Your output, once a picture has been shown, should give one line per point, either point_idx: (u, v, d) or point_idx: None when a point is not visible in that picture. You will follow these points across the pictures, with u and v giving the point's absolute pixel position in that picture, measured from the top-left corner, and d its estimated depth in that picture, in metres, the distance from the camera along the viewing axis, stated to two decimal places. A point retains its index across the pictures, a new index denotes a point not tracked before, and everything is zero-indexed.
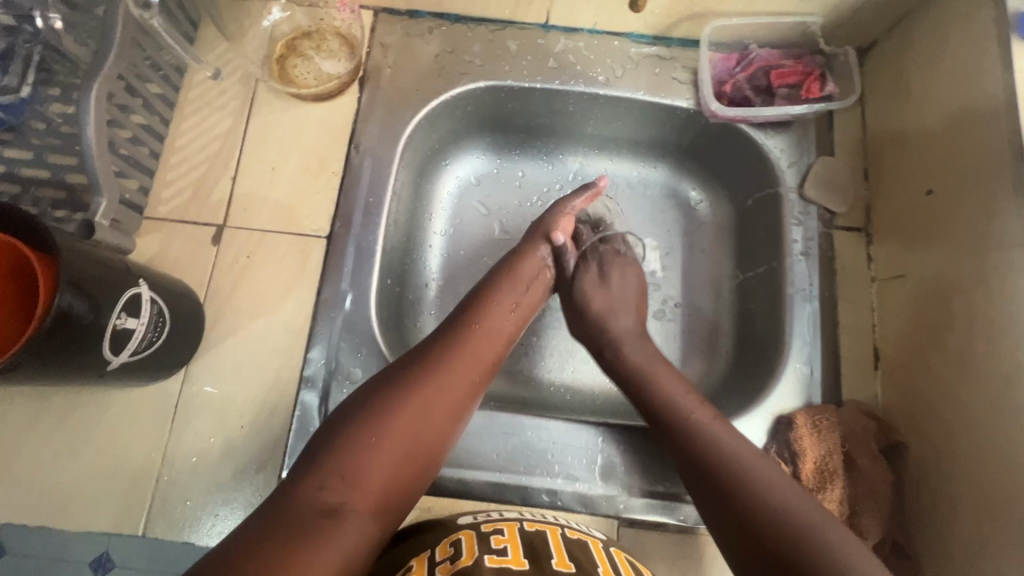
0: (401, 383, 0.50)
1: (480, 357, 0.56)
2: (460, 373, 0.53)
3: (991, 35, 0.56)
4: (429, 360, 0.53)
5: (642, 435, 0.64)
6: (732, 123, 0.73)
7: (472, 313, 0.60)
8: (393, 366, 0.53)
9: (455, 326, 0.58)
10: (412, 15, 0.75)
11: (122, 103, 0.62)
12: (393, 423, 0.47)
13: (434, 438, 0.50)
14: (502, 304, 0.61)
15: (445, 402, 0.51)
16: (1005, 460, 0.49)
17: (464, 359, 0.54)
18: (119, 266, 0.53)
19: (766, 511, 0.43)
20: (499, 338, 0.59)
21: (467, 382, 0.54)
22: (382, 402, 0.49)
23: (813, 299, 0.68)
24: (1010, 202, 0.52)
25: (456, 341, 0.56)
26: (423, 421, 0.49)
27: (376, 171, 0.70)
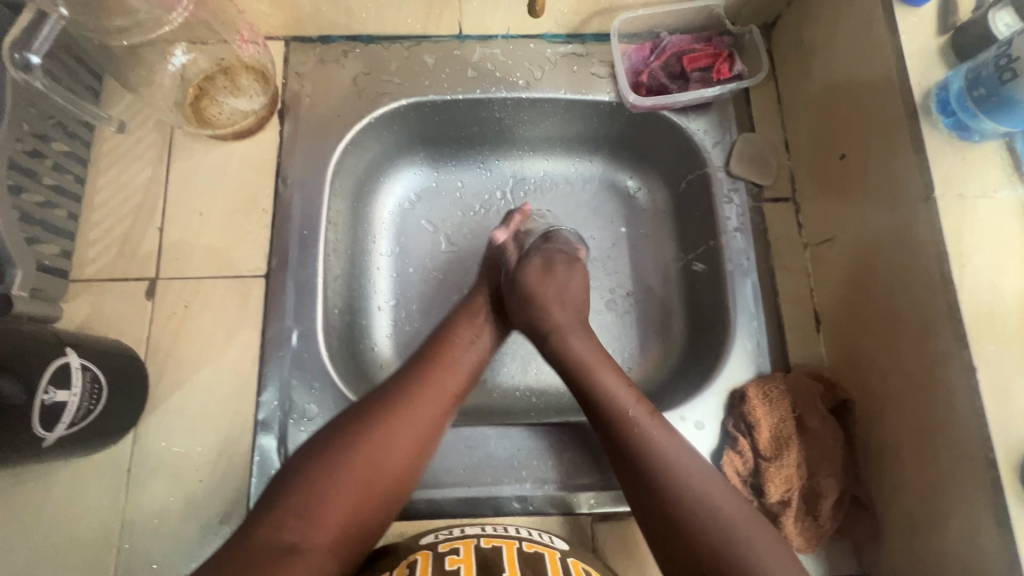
0: (364, 422, 0.51)
1: (446, 391, 0.57)
2: (423, 408, 0.54)
3: (876, 2, 0.58)
4: (395, 397, 0.54)
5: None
6: (654, 111, 0.74)
7: (436, 347, 0.60)
8: (358, 403, 0.54)
9: (421, 359, 0.59)
10: (324, 40, 0.74)
11: (28, 167, 0.59)
12: (355, 464, 0.49)
13: (397, 477, 0.51)
14: (463, 337, 0.62)
15: (409, 440, 0.52)
16: (936, 405, 0.52)
17: (428, 394, 0.55)
18: (39, 338, 0.51)
19: (706, 522, 0.47)
20: (465, 367, 0.60)
21: (432, 418, 0.54)
22: (346, 438, 0.50)
23: (751, 273, 0.69)
24: (911, 158, 0.54)
25: (421, 374, 0.57)
26: (385, 460, 0.50)
27: (307, 203, 0.69)
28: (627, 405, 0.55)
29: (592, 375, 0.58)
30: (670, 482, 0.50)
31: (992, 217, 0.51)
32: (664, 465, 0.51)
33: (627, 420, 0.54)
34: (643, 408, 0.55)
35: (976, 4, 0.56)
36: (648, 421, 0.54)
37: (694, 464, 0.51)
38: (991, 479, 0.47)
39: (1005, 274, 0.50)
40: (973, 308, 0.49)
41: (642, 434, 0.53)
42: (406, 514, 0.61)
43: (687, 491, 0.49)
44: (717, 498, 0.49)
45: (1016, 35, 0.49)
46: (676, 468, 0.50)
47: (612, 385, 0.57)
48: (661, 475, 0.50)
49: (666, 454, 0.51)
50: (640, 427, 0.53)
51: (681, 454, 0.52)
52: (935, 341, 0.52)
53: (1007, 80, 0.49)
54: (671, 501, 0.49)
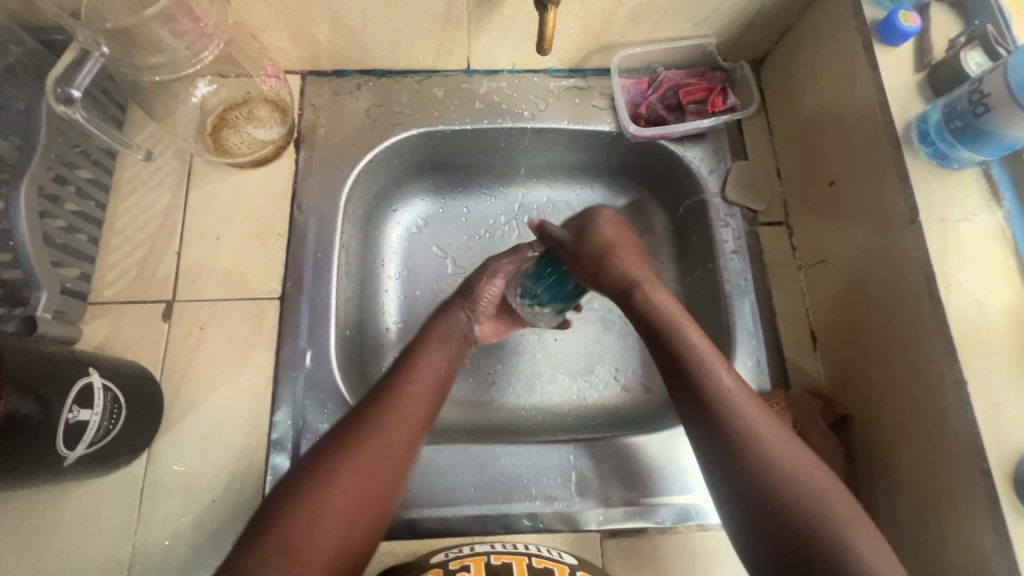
0: (337, 450, 0.49)
1: (421, 408, 0.54)
2: (400, 428, 0.52)
3: (856, 41, 0.63)
4: (367, 420, 0.51)
5: (611, 446, 0.66)
6: (653, 140, 0.78)
7: (405, 364, 0.57)
8: (331, 431, 0.52)
9: (392, 377, 0.56)
10: (339, 74, 0.78)
11: (54, 193, 0.62)
12: (332, 493, 0.46)
13: (378, 503, 0.48)
14: (434, 351, 0.60)
15: (388, 463, 0.50)
16: (931, 418, 0.54)
17: (402, 412, 0.53)
18: (64, 359, 0.52)
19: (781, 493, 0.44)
20: (437, 381, 0.58)
21: (408, 436, 0.52)
22: (319, 470, 0.48)
23: (749, 293, 0.72)
24: (896, 185, 0.58)
25: (394, 391, 0.54)
26: (366, 485, 0.48)
27: (321, 227, 0.72)
28: (707, 357, 0.52)
29: (680, 331, 0.54)
30: (742, 445, 0.46)
31: (974, 239, 0.55)
32: (741, 425, 0.47)
33: (712, 379, 0.50)
34: (722, 364, 0.52)
35: (948, 44, 0.61)
36: (728, 381, 0.50)
37: (772, 427, 0.48)
38: (988, 488, 0.49)
39: (989, 292, 0.53)
40: (961, 323, 0.52)
41: (721, 394, 0.49)
42: (417, 533, 0.62)
43: (771, 467, 0.45)
44: (791, 468, 0.45)
45: (986, 74, 0.53)
46: (751, 428, 0.47)
47: (704, 350, 0.52)
48: (735, 433, 0.47)
49: (743, 409, 0.48)
50: (718, 383, 0.50)
51: (771, 424, 0.48)
52: (927, 356, 0.54)
53: (979, 114, 0.53)
54: (758, 463, 0.45)
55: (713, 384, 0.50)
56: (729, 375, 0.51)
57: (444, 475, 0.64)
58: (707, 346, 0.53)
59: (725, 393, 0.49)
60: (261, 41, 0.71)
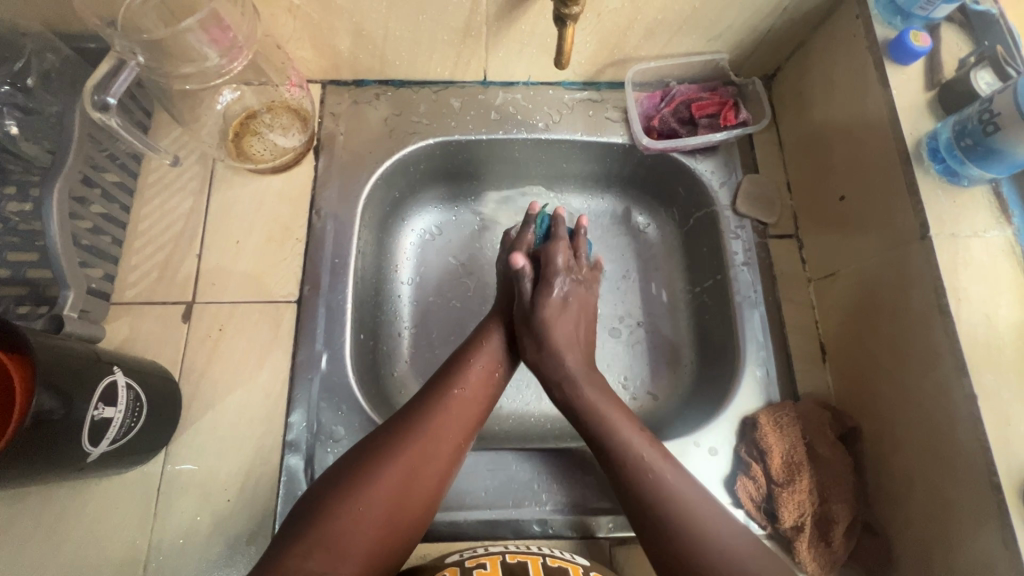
0: (382, 453, 0.53)
1: (462, 422, 0.58)
2: (439, 441, 0.55)
3: (868, 60, 0.65)
4: (410, 428, 0.55)
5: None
6: (665, 153, 0.79)
7: (450, 378, 0.61)
8: (377, 433, 0.55)
9: (436, 388, 0.60)
10: (358, 84, 0.80)
11: (82, 196, 0.63)
12: (373, 494, 0.50)
13: (415, 509, 0.52)
14: (488, 357, 0.64)
15: (427, 472, 0.53)
16: (941, 432, 0.55)
17: (444, 423, 0.56)
18: (91, 357, 0.53)
19: (685, 540, 0.50)
20: (479, 396, 0.61)
21: (449, 448, 0.56)
22: (376, 458, 0.52)
23: (759, 305, 0.73)
24: (906, 201, 0.59)
25: (436, 404, 0.58)
26: (407, 490, 0.52)
27: (338, 233, 0.73)
28: (623, 427, 0.58)
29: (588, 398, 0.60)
30: (655, 497, 0.53)
31: (984, 254, 0.55)
32: (651, 481, 0.54)
33: (627, 449, 0.56)
34: (633, 427, 0.58)
35: (958, 63, 0.62)
36: (640, 442, 0.57)
37: (688, 485, 0.54)
38: (997, 503, 0.49)
39: (999, 307, 0.53)
40: (970, 338, 0.53)
41: (631, 451, 0.56)
42: (428, 536, 0.62)
43: (682, 518, 0.51)
44: (699, 519, 0.51)
45: (995, 93, 0.55)
46: (660, 485, 0.53)
47: (622, 423, 0.58)
48: (662, 504, 0.52)
49: (643, 463, 0.55)
50: (634, 448, 0.56)
51: (682, 479, 0.54)
52: (936, 369, 0.55)
53: (989, 132, 0.54)
54: (654, 514, 0.52)
55: (629, 457, 0.56)
56: (654, 450, 0.56)
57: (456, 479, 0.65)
58: (620, 410, 0.60)
59: (653, 464, 0.55)
60: (286, 51, 0.73)
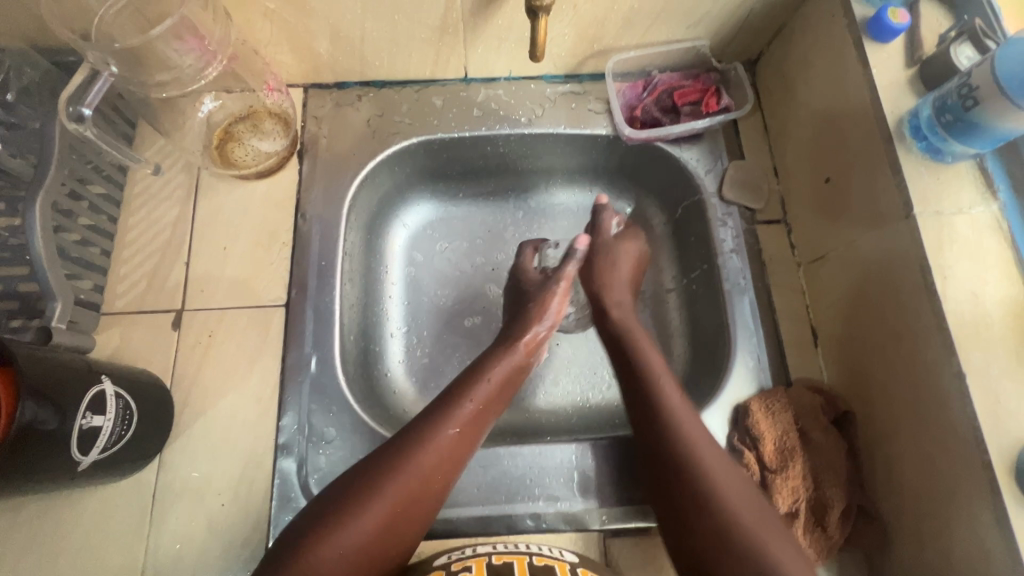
0: (368, 492, 0.51)
1: (455, 460, 0.56)
2: (431, 478, 0.54)
3: (847, 39, 0.64)
4: (403, 466, 0.53)
5: (615, 444, 0.67)
6: (649, 143, 0.79)
7: (450, 408, 0.58)
8: (366, 465, 0.54)
9: (433, 418, 0.57)
10: (340, 86, 0.80)
11: (68, 209, 0.64)
12: (356, 533, 0.49)
13: (392, 545, 0.52)
14: (482, 391, 0.61)
15: (414, 512, 0.53)
16: (933, 411, 0.54)
17: (438, 464, 0.55)
18: (79, 366, 0.54)
19: (710, 496, 0.51)
20: (476, 429, 0.59)
21: (438, 482, 0.55)
22: (356, 506, 0.51)
23: (748, 291, 0.72)
24: (888, 180, 0.58)
25: (431, 435, 0.56)
26: (394, 525, 0.52)
27: (324, 235, 0.73)
28: (672, 404, 0.58)
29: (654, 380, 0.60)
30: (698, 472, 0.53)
31: (970, 231, 0.55)
32: (692, 453, 0.54)
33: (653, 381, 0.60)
34: (672, 383, 0.60)
35: (938, 39, 0.62)
36: (675, 399, 0.58)
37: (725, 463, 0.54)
38: (989, 482, 0.48)
39: (986, 285, 0.53)
40: (957, 317, 0.52)
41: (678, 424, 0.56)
42: (422, 534, 0.63)
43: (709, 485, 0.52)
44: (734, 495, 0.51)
45: (974, 67, 0.53)
46: (704, 458, 0.54)
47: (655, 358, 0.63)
48: (678, 442, 0.55)
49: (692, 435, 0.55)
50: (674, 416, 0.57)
51: (715, 450, 0.55)
52: (926, 348, 0.54)
53: (969, 107, 0.53)
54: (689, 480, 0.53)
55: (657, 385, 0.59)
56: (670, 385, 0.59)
57: None
58: (677, 393, 0.59)
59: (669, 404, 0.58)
60: (264, 56, 0.74)
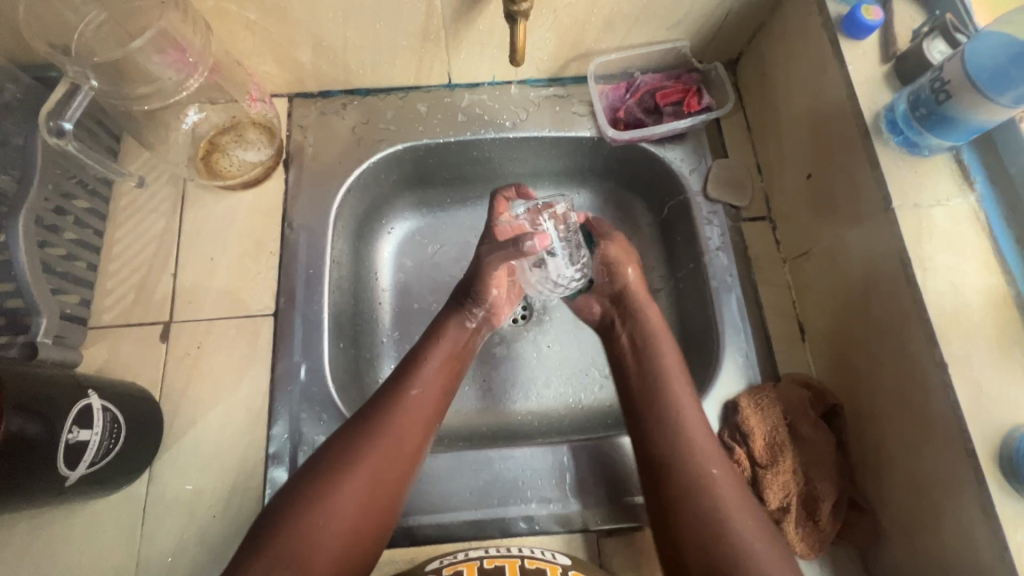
0: (341, 462, 0.52)
1: (422, 417, 0.58)
2: (398, 440, 0.55)
3: (824, 37, 0.65)
4: (363, 435, 0.54)
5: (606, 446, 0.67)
6: (633, 143, 0.80)
7: (407, 372, 0.61)
8: (332, 439, 0.55)
9: (394, 384, 0.59)
10: (324, 95, 0.80)
11: (53, 223, 0.64)
12: (332, 509, 0.50)
13: (377, 518, 0.52)
14: (440, 352, 0.63)
15: (389, 477, 0.53)
16: (917, 401, 0.54)
17: (403, 422, 0.56)
18: (66, 381, 0.54)
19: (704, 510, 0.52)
20: (440, 388, 0.61)
21: (410, 447, 0.56)
22: (328, 473, 0.52)
23: (735, 288, 0.73)
24: (867, 175, 0.59)
25: (395, 399, 0.58)
26: (371, 491, 0.52)
27: (311, 243, 0.73)
28: (682, 407, 0.59)
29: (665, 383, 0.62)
30: (700, 483, 0.54)
31: (949, 223, 0.55)
32: (696, 465, 0.55)
33: (662, 378, 0.62)
34: (686, 396, 0.61)
35: (911, 35, 0.63)
36: (686, 403, 0.60)
37: (728, 471, 0.55)
38: (973, 470, 0.49)
39: (965, 275, 0.53)
40: (938, 308, 0.53)
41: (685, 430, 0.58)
42: (415, 540, 0.62)
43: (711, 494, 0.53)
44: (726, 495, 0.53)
45: (945, 62, 0.54)
46: (704, 464, 0.55)
47: (666, 350, 0.65)
48: (678, 444, 0.57)
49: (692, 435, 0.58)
50: (692, 438, 0.57)
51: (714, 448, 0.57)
52: (908, 339, 0.55)
53: (942, 101, 0.54)
54: (672, 489, 0.54)
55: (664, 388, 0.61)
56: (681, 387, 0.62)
57: (440, 481, 0.65)
58: (688, 399, 0.60)
59: (678, 405, 0.60)
60: (247, 67, 0.74)
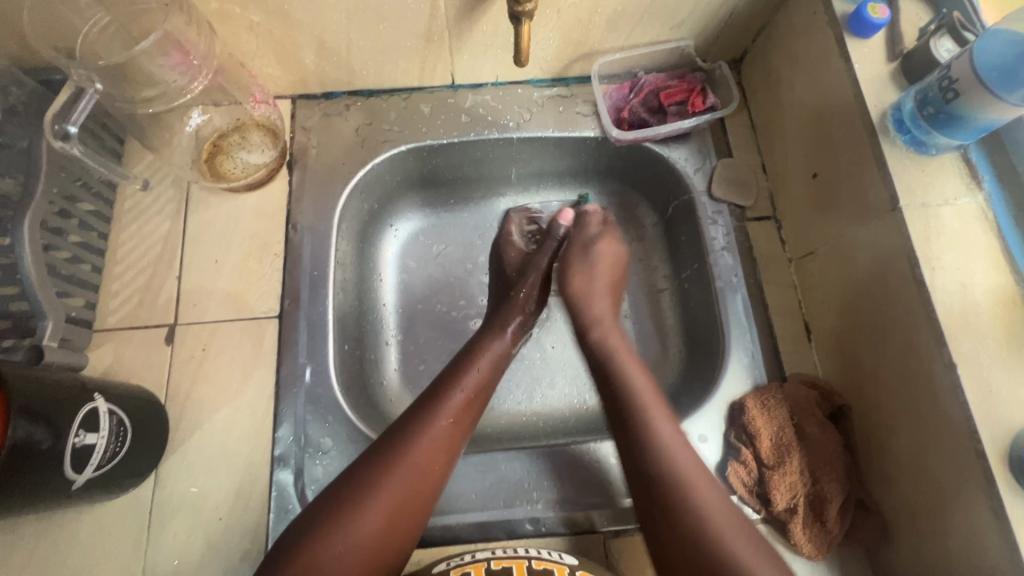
0: (370, 482, 0.52)
1: (452, 441, 0.57)
2: (432, 459, 0.55)
3: (829, 35, 0.64)
4: (397, 450, 0.54)
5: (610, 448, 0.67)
6: (637, 143, 0.80)
7: (442, 391, 0.60)
8: (363, 456, 0.55)
9: (427, 404, 0.58)
10: (328, 96, 0.80)
11: (58, 227, 0.64)
12: (360, 522, 0.50)
13: (401, 536, 0.52)
14: (474, 373, 0.63)
15: (418, 497, 0.53)
16: (926, 402, 0.54)
17: (435, 445, 0.55)
18: (72, 384, 0.54)
19: (687, 507, 0.50)
20: (471, 412, 0.60)
21: (437, 471, 0.55)
22: (356, 492, 0.51)
23: (740, 288, 0.72)
24: (874, 174, 0.59)
25: (429, 421, 0.57)
26: (398, 513, 0.52)
27: (316, 245, 0.73)
28: (647, 402, 0.58)
29: (626, 382, 0.60)
30: (675, 472, 0.53)
31: (956, 222, 0.55)
32: (669, 455, 0.54)
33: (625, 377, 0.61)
34: (658, 401, 0.59)
35: (917, 33, 0.62)
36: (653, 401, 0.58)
37: (704, 473, 0.53)
38: (983, 471, 0.49)
39: (973, 275, 0.53)
40: (946, 308, 0.52)
41: (655, 429, 0.56)
42: (422, 542, 0.62)
43: (690, 489, 0.52)
44: (703, 494, 0.52)
45: (953, 60, 0.54)
46: (682, 464, 0.53)
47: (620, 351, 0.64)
48: (653, 440, 0.55)
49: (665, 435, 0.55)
50: (657, 429, 0.56)
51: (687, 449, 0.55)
52: (916, 339, 0.55)
53: (950, 99, 0.54)
54: (655, 487, 0.52)
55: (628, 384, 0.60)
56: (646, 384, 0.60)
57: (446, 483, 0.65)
58: (652, 394, 0.59)
59: (645, 404, 0.58)
60: (250, 69, 0.74)
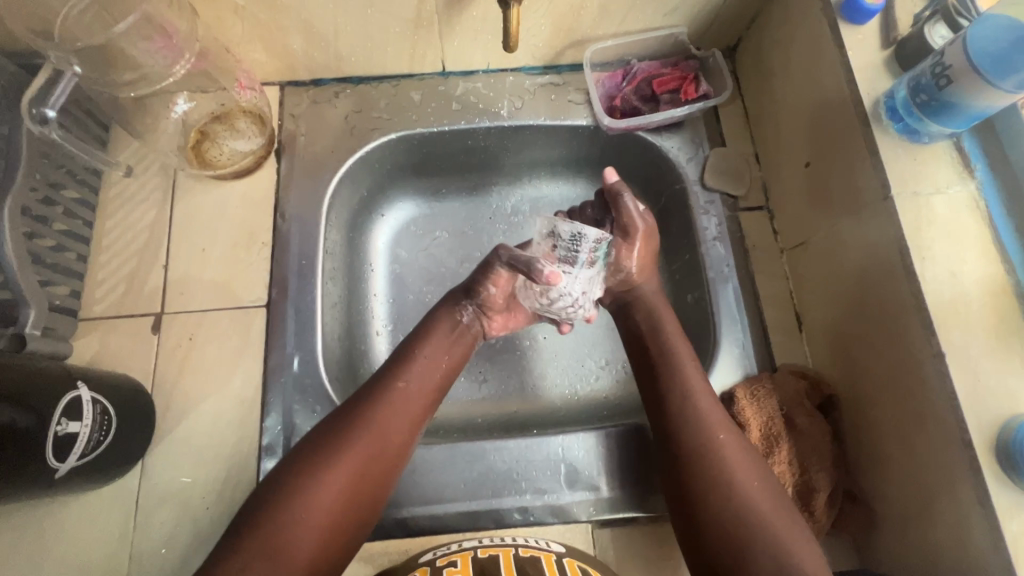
0: (326, 453, 0.52)
1: (407, 415, 0.58)
2: (386, 433, 0.55)
3: (823, 22, 0.63)
4: (355, 421, 0.55)
5: (582, 446, 0.66)
6: (629, 132, 0.79)
7: (394, 368, 0.60)
8: (320, 429, 0.55)
9: (384, 378, 0.59)
10: (316, 83, 0.79)
11: (41, 214, 0.63)
12: (319, 495, 0.50)
13: (364, 505, 0.53)
14: (432, 347, 0.63)
15: (377, 467, 0.54)
16: (915, 391, 0.54)
17: (389, 417, 0.56)
18: (54, 372, 0.53)
19: (723, 492, 0.53)
20: (428, 386, 0.61)
21: (398, 440, 0.56)
22: (314, 462, 0.52)
23: (731, 279, 0.72)
24: (866, 164, 0.58)
25: (384, 393, 0.58)
26: (359, 482, 0.53)
27: (304, 234, 0.73)
28: (694, 384, 0.59)
29: (673, 366, 0.61)
30: (706, 456, 0.55)
31: (947, 211, 0.55)
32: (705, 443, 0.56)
33: (674, 363, 0.62)
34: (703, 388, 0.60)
35: (912, 19, 0.61)
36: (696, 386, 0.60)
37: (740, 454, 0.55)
38: (969, 461, 0.48)
39: (964, 264, 0.53)
40: (936, 297, 0.52)
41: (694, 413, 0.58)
42: (409, 531, 0.62)
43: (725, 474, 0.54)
44: (743, 480, 0.54)
45: (946, 46, 0.53)
46: (716, 447, 0.55)
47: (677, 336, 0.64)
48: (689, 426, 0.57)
49: (709, 424, 0.57)
50: (697, 412, 0.58)
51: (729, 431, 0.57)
52: (904, 329, 0.55)
53: (942, 86, 0.53)
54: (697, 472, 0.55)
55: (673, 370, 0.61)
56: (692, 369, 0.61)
57: (434, 472, 0.65)
58: (698, 377, 0.61)
59: (690, 388, 0.59)
60: (236, 54, 0.73)
